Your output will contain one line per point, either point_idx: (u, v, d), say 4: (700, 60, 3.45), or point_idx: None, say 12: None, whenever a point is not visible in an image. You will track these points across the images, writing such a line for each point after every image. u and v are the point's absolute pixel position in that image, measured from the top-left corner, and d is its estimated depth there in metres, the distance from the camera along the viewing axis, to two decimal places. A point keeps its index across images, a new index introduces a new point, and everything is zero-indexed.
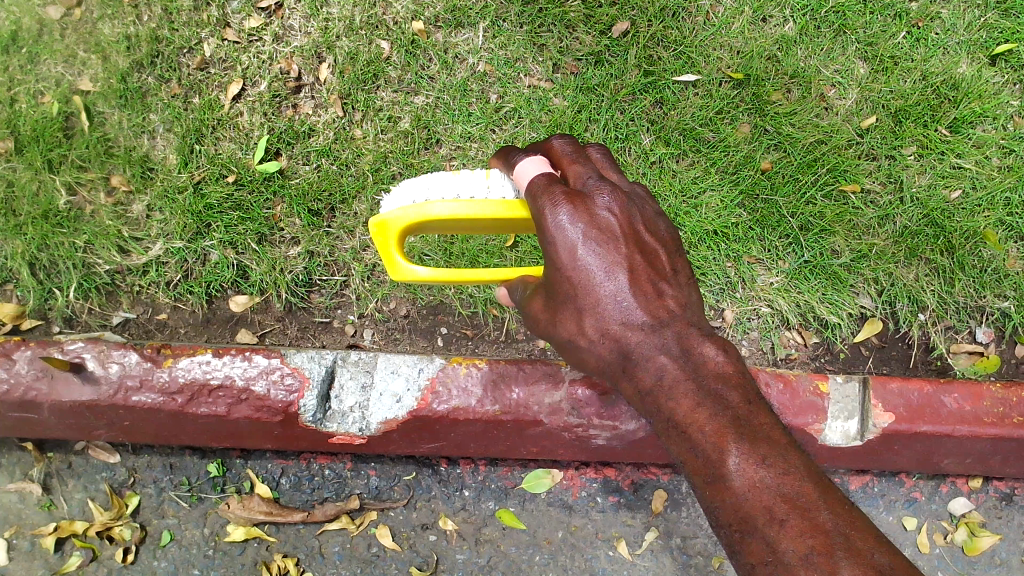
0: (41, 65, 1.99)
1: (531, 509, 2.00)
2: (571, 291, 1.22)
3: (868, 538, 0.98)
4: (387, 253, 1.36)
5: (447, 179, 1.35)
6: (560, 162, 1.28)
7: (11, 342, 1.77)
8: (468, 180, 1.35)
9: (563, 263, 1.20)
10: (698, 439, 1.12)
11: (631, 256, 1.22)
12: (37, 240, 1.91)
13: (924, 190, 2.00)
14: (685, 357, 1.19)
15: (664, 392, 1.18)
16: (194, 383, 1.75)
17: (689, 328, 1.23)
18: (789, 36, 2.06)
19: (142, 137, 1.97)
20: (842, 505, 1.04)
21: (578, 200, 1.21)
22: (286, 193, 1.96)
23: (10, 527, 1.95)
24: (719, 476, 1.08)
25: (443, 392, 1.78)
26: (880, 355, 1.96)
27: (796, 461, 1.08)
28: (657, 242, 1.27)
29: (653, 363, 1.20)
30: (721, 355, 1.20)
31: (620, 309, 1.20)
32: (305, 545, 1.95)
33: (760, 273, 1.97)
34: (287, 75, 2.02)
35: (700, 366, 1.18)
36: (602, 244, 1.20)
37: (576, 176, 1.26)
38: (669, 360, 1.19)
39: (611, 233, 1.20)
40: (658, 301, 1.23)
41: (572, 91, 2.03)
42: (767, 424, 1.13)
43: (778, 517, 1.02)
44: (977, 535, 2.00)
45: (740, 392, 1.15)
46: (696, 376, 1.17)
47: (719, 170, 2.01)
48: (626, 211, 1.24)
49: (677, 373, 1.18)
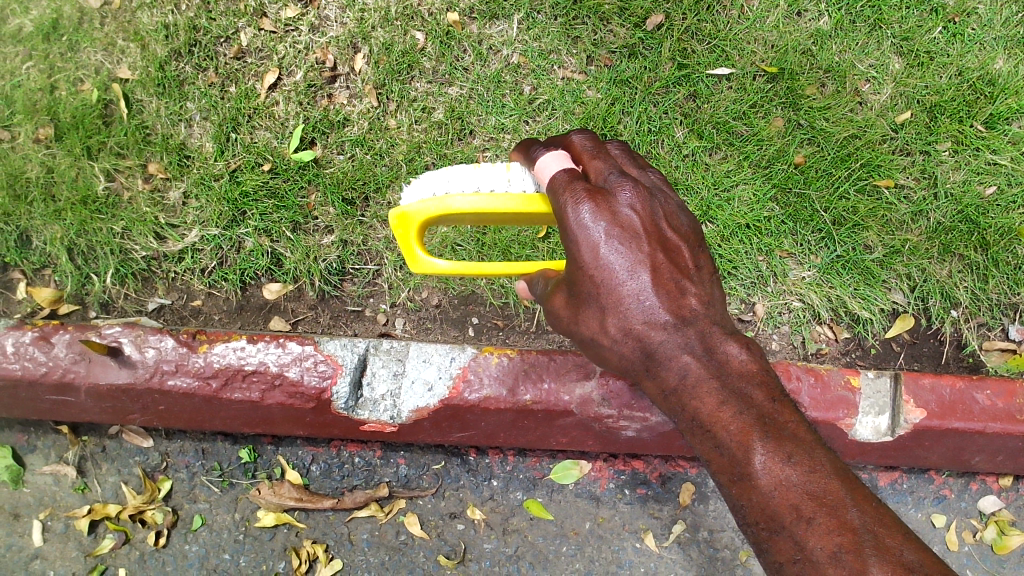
0: (81, 53, 2.01)
1: (558, 500, 2.00)
2: (593, 290, 1.20)
3: (896, 535, 1.00)
4: (408, 246, 1.36)
5: (469, 171, 1.34)
6: (581, 157, 1.26)
7: (50, 326, 1.80)
8: (489, 173, 1.34)
9: (585, 261, 1.18)
10: (723, 438, 1.12)
11: (654, 254, 1.19)
12: (76, 226, 1.94)
13: (959, 186, 2.00)
14: (710, 356, 1.17)
15: (688, 391, 1.16)
16: (228, 368, 1.76)
17: (713, 327, 1.20)
18: (824, 30, 2.05)
19: (179, 126, 1.99)
20: (868, 501, 1.05)
21: (600, 196, 1.18)
22: (320, 182, 1.97)
23: (44, 509, 1.98)
24: (745, 474, 1.09)
25: (474, 381, 1.79)
26: (911, 351, 1.95)
27: (821, 458, 1.08)
28: (680, 238, 1.23)
29: (676, 362, 1.17)
30: (745, 353, 1.18)
31: (643, 308, 1.18)
32: (334, 532, 1.97)
33: (792, 268, 1.97)
34: (322, 65, 2.04)
35: (725, 365, 1.17)
36: (625, 242, 1.17)
37: (597, 172, 1.24)
38: (694, 359, 1.17)
39: (634, 230, 1.18)
40: (681, 300, 1.20)
41: (605, 83, 2.04)
42: (792, 422, 1.12)
43: (805, 515, 1.03)
44: (1007, 534, 1.99)
45: (764, 390, 1.15)
46: (721, 374, 1.16)
47: (752, 163, 2.01)
48: (648, 207, 1.21)
49: (701, 372, 1.16)
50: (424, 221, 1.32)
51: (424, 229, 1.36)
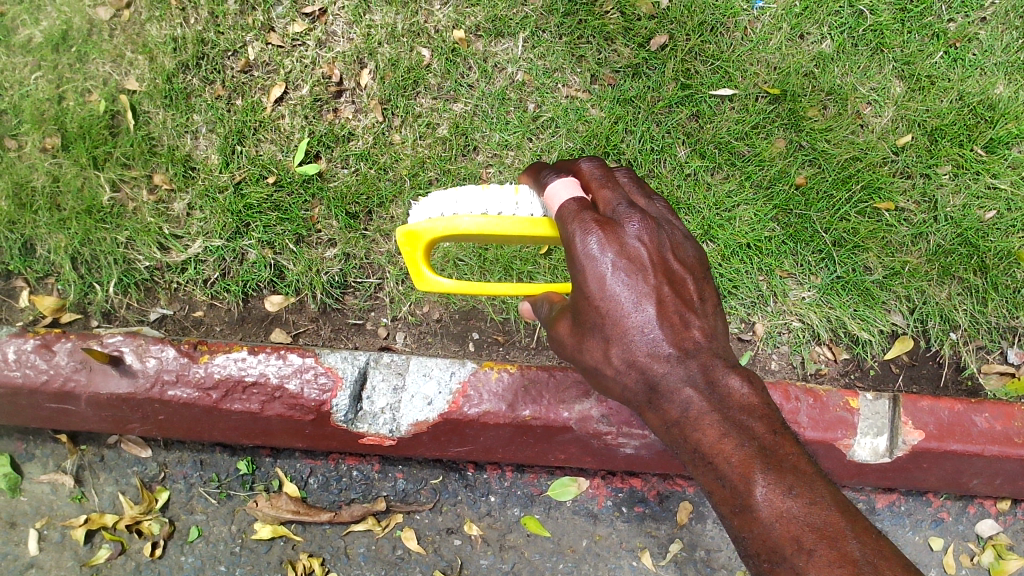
0: (90, 64, 2.03)
1: (556, 517, 2.00)
2: (598, 320, 1.21)
3: (896, 567, 0.99)
4: (415, 265, 1.37)
5: (477, 193, 1.36)
6: (590, 186, 1.27)
7: (51, 334, 1.80)
8: (497, 196, 1.36)
9: (591, 291, 1.20)
10: (725, 470, 1.12)
11: (659, 287, 1.21)
12: (80, 235, 1.95)
13: (959, 210, 2.01)
14: (712, 388, 1.18)
15: (690, 423, 1.17)
16: (229, 379, 1.76)
17: (716, 360, 1.21)
18: (826, 54, 2.07)
19: (185, 137, 2.01)
20: (869, 533, 1.04)
21: (609, 227, 1.20)
22: (324, 196, 1.99)
23: (41, 518, 1.97)
24: (746, 505, 1.09)
25: (474, 396, 1.79)
26: (910, 373, 1.97)
27: (822, 490, 1.09)
28: (685, 270, 1.25)
29: (678, 395, 1.18)
30: (747, 386, 1.19)
31: (647, 340, 1.19)
32: (331, 545, 1.96)
33: (792, 288, 1.98)
34: (328, 79, 2.05)
35: (727, 399, 1.17)
36: (632, 274, 1.19)
37: (606, 202, 1.25)
38: (696, 393, 1.18)
39: (641, 262, 1.20)
40: (685, 333, 1.21)
41: (608, 103, 2.05)
42: (793, 454, 1.13)
43: (806, 547, 1.03)
44: (1004, 558, 2.00)
45: (765, 423, 1.15)
46: (723, 407, 1.16)
47: (753, 183, 2.02)
48: (655, 239, 1.23)
49: (703, 405, 1.17)
50: (432, 239, 1.33)
51: (430, 247, 1.37)
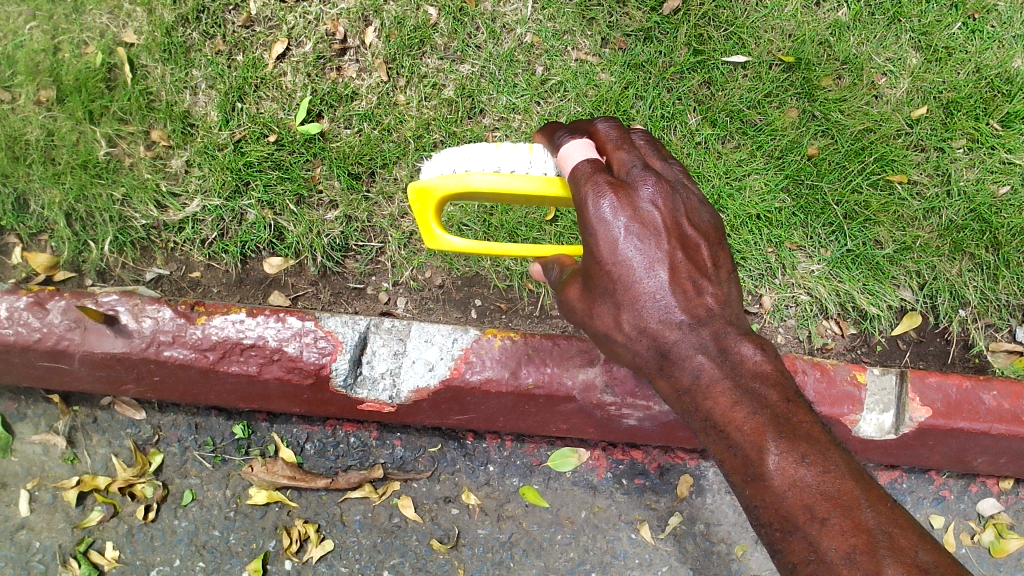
0: (86, 15, 1.97)
1: (555, 488, 1.98)
2: (609, 285, 1.18)
3: (911, 537, 0.98)
4: (424, 223, 1.33)
5: (490, 151, 1.33)
6: (605, 147, 1.23)
7: (45, 291, 1.75)
8: (511, 153, 1.32)
9: (603, 256, 1.16)
10: (736, 439, 1.09)
11: (672, 252, 1.17)
12: (75, 190, 1.90)
13: (972, 184, 1.97)
14: (724, 356, 1.15)
15: (701, 391, 1.14)
16: (226, 341, 1.73)
17: (728, 327, 1.18)
18: (842, 22, 2.02)
19: (184, 93, 1.96)
20: (884, 502, 1.02)
21: (623, 190, 1.16)
22: (326, 155, 1.94)
23: (32, 479, 1.94)
24: (758, 475, 1.06)
25: (477, 362, 1.75)
26: (917, 350, 1.94)
27: (836, 458, 1.06)
28: (699, 236, 1.21)
29: (690, 362, 1.15)
30: (760, 353, 1.15)
31: (659, 306, 1.16)
32: (327, 512, 1.94)
33: (801, 260, 1.94)
34: (332, 36, 2.00)
35: (739, 365, 1.14)
36: (645, 238, 1.15)
37: (621, 164, 1.21)
38: (707, 359, 1.15)
39: (654, 226, 1.16)
40: (697, 299, 1.18)
41: (619, 67, 2.01)
42: (807, 422, 1.10)
43: (819, 516, 1.01)
44: (1005, 537, 1.97)
45: (778, 391, 1.12)
46: (735, 374, 1.13)
47: (765, 153, 1.98)
48: (670, 203, 1.18)
49: (714, 372, 1.14)
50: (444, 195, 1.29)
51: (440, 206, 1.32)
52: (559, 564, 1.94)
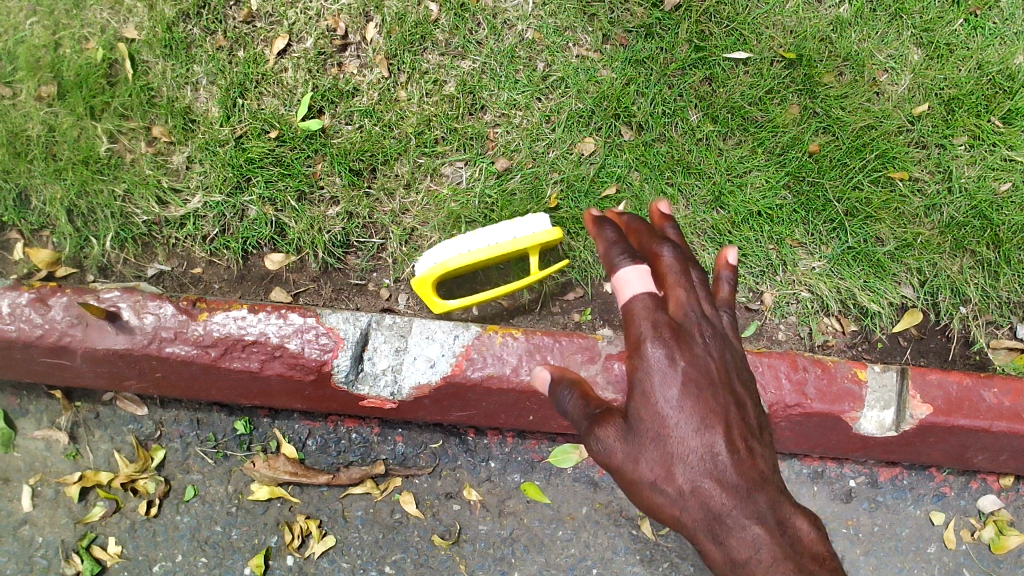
0: (87, 11, 1.97)
1: (556, 484, 1.97)
2: (657, 433, 1.07)
3: None
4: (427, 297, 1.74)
5: (452, 242, 1.70)
6: (663, 285, 1.20)
7: (46, 288, 1.76)
8: (468, 238, 1.70)
9: (654, 403, 1.09)
10: None
11: (723, 404, 1.10)
12: (76, 186, 1.91)
13: (973, 181, 1.97)
14: (783, 533, 1.02)
15: (762, 568, 0.99)
16: (228, 338, 1.73)
17: (781, 496, 1.06)
18: (845, 18, 2.01)
19: (185, 89, 1.96)
20: None
21: (679, 338, 1.13)
22: (327, 152, 1.94)
23: (35, 474, 1.95)
24: None
25: (478, 359, 1.76)
26: (918, 346, 1.94)
27: None
28: (747, 397, 1.14)
29: (746, 534, 1.01)
30: (816, 532, 1.05)
31: (714, 467, 1.04)
32: (329, 507, 1.95)
33: (802, 257, 1.95)
34: (333, 32, 2.00)
35: (798, 545, 1.02)
36: (698, 387, 1.09)
37: (679, 303, 1.18)
38: (766, 533, 1.01)
39: (706, 376, 1.11)
40: (752, 464, 1.06)
41: (620, 63, 2.00)
42: None
43: None
44: (1005, 534, 1.97)
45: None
46: (796, 556, 1.00)
47: (766, 150, 1.98)
48: (721, 357, 1.15)
49: (776, 550, 1.00)
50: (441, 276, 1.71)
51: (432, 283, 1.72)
52: (560, 560, 1.95)
